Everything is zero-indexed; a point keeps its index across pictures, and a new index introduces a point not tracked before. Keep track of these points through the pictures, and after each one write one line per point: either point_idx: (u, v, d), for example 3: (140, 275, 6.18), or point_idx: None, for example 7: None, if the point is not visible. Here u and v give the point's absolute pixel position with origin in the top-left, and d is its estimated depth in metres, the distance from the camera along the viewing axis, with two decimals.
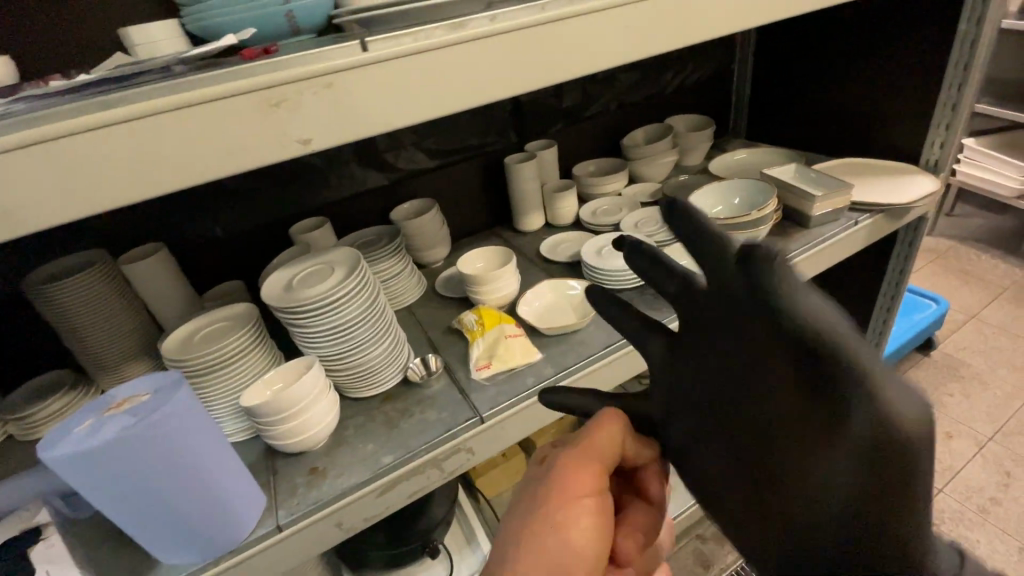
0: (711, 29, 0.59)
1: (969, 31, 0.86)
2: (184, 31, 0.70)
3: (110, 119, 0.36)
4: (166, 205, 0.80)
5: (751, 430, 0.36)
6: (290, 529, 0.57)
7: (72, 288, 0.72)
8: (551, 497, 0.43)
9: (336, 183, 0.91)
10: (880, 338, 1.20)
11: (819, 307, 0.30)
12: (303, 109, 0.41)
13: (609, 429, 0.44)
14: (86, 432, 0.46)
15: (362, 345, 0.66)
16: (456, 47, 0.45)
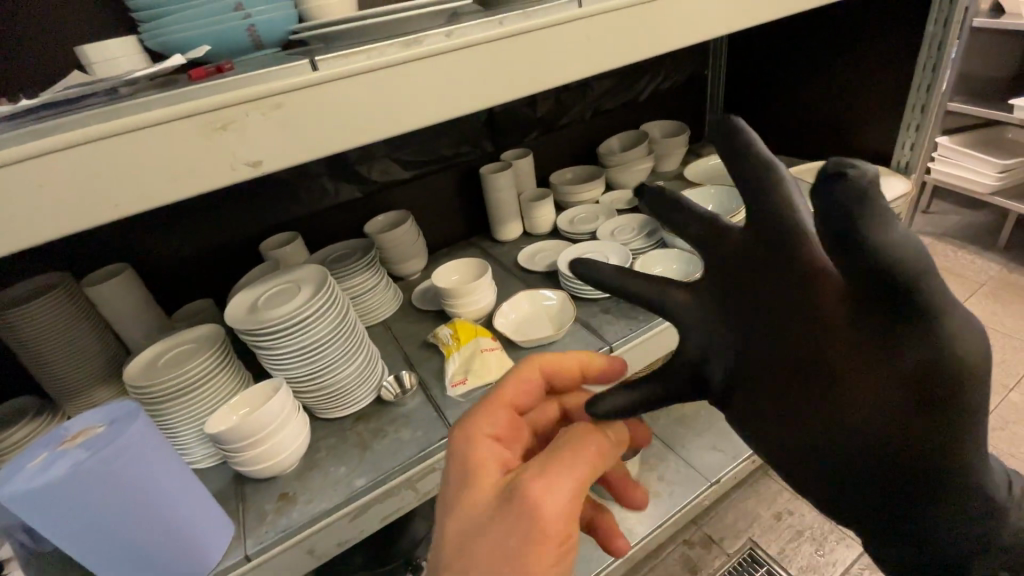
0: (679, 39, 0.59)
1: (937, 32, 0.88)
2: (145, 47, 0.68)
3: (54, 144, 0.35)
4: (131, 225, 0.78)
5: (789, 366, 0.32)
6: (259, 559, 0.56)
7: (34, 311, 0.68)
8: (524, 533, 0.34)
9: (308, 197, 0.90)
10: None
11: (904, 238, 0.25)
12: (250, 130, 0.41)
13: (594, 436, 0.38)
14: (40, 467, 0.44)
15: (332, 365, 0.64)
16: (411, 65, 0.45)
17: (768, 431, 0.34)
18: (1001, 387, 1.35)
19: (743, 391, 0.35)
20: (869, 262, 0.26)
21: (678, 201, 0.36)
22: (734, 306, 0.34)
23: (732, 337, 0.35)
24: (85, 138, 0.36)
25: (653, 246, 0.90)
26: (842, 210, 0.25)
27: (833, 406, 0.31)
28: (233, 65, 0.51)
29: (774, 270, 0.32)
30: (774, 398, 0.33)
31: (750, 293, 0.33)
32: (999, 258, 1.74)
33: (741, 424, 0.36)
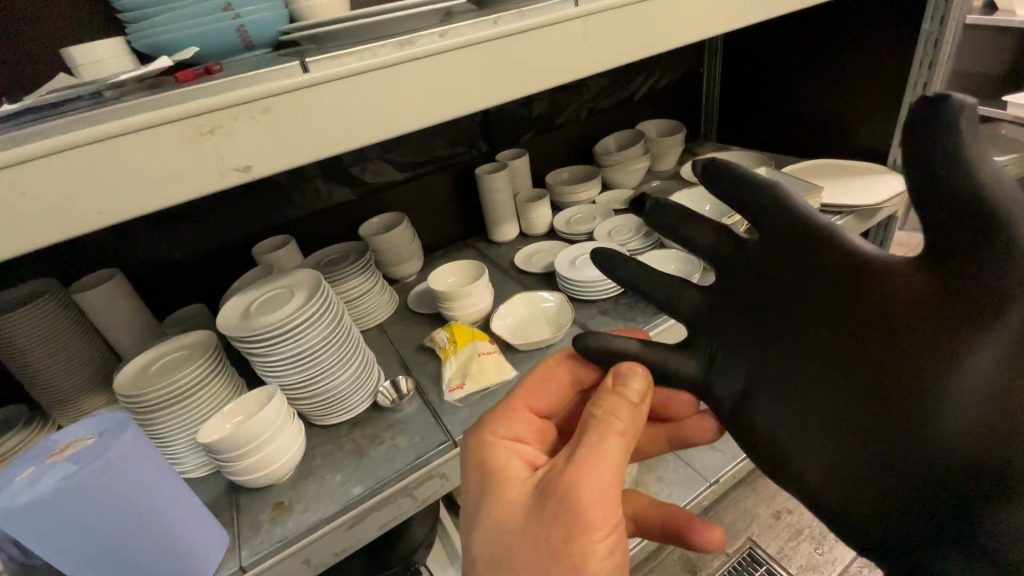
0: (671, 39, 0.59)
1: (933, 30, 0.87)
2: (131, 49, 0.67)
3: (33, 153, 0.34)
4: (120, 229, 0.77)
5: (869, 347, 0.37)
6: (254, 570, 0.55)
7: (21, 320, 0.66)
8: (574, 520, 0.36)
9: (301, 199, 0.88)
10: None
11: (996, 170, 0.30)
12: (238, 134, 0.40)
13: (621, 412, 0.41)
14: (26, 482, 0.43)
15: (327, 371, 0.63)
16: (404, 66, 0.44)
17: (830, 401, 0.39)
18: None
19: (806, 364, 0.40)
20: (961, 197, 0.30)
21: (736, 182, 0.41)
22: (781, 295, 0.41)
23: (785, 316, 0.41)
24: (65, 145, 0.35)
25: (650, 247, 0.89)
26: (938, 139, 0.30)
27: (899, 371, 0.36)
28: (222, 66, 0.50)
29: (816, 264, 0.39)
30: (841, 369, 0.38)
31: (806, 279, 0.40)
32: None
33: (802, 399, 0.40)
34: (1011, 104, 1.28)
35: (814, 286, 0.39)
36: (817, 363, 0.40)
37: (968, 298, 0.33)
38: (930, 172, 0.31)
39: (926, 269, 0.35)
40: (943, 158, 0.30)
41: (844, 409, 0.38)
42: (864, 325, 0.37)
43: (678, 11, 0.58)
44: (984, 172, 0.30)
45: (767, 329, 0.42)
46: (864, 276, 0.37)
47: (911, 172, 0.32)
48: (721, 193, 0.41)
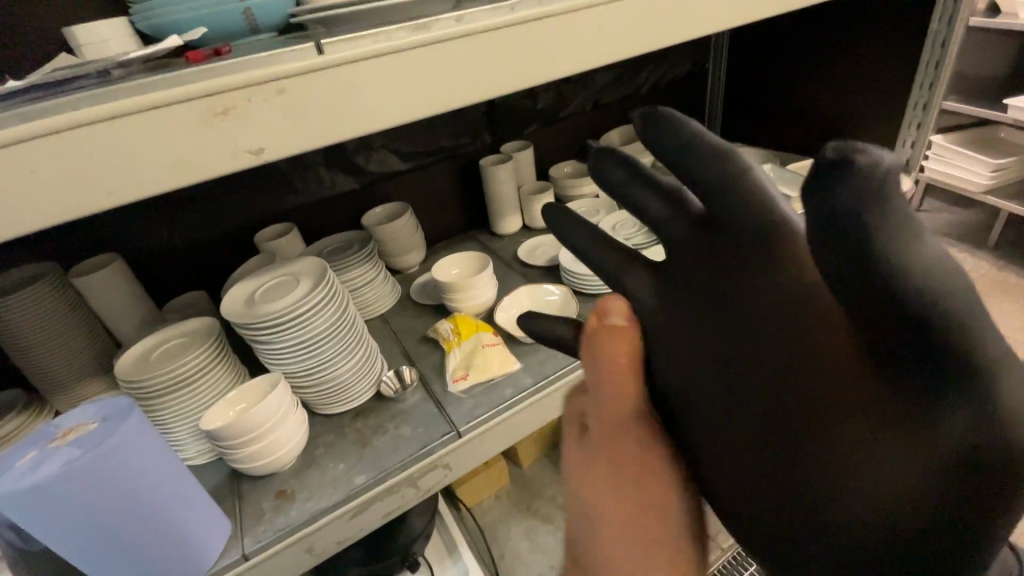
0: (686, 32, 0.58)
1: (941, 30, 0.87)
2: (135, 30, 0.65)
3: (36, 132, 0.33)
4: (120, 213, 0.75)
5: (794, 397, 0.31)
6: (257, 558, 0.54)
7: (18, 304, 0.65)
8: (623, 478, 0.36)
9: (304, 188, 0.87)
10: None
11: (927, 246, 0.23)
12: (250, 117, 0.39)
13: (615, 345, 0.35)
14: (28, 467, 0.42)
15: (331, 360, 0.63)
16: (426, 49, 0.44)
17: (756, 457, 0.33)
18: None
19: (735, 412, 0.33)
20: (896, 288, 0.23)
21: (686, 147, 0.29)
22: (713, 323, 0.33)
23: (707, 345, 0.34)
24: (71, 124, 0.34)
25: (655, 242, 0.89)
26: (848, 206, 0.23)
27: (830, 440, 0.30)
28: (231, 48, 0.49)
29: (737, 287, 0.31)
30: (769, 421, 0.32)
31: (733, 310, 0.32)
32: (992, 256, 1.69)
33: (719, 435, 0.35)
34: (1012, 107, 1.29)
35: (754, 321, 0.31)
36: (743, 411, 0.33)
37: (919, 377, 0.26)
38: (844, 243, 0.24)
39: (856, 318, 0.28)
40: (852, 226, 0.23)
41: (769, 463, 0.33)
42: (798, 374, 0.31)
43: (693, 5, 0.57)
44: (911, 248, 0.23)
45: (698, 356, 0.34)
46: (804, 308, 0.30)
47: (817, 235, 0.25)
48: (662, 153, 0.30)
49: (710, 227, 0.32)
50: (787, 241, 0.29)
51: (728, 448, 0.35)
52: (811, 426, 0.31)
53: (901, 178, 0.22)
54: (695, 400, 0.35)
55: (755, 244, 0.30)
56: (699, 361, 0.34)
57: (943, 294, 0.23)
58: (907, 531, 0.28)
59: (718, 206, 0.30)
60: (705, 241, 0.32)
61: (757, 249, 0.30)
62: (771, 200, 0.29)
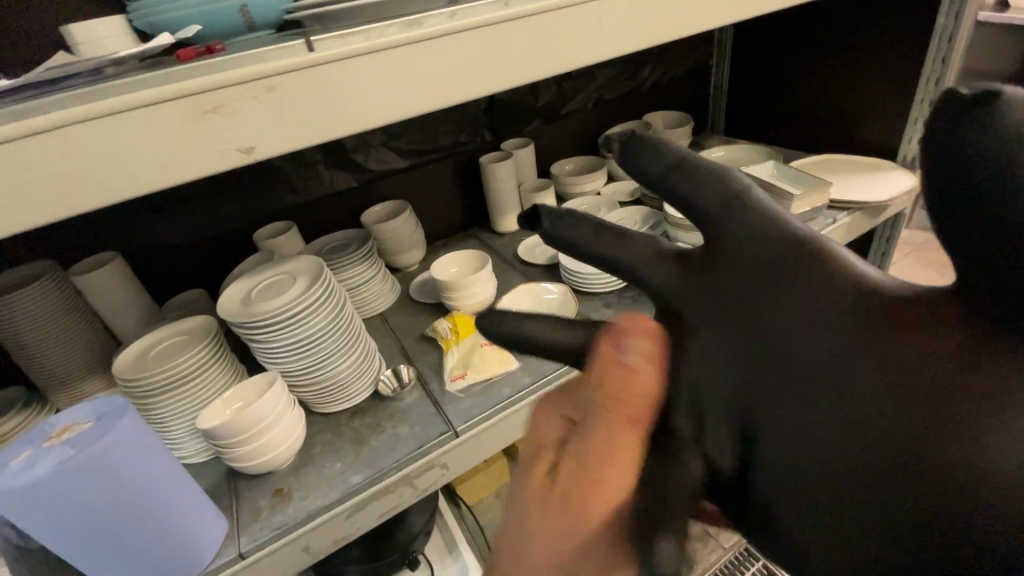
0: (683, 27, 0.57)
1: (947, 25, 0.86)
2: (133, 27, 0.65)
3: (25, 130, 0.33)
4: (119, 211, 0.76)
5: (888, 396, 0.26)
6: (253, 557, 0.54)
7: (19, 303, 0.66)
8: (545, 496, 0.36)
9: (302, 185, 0.87)
10: None
11: None
12: (241, 114, 0.39)
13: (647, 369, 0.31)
14: (22, 466, 0.42)
15: (327, 358, 0.63)
16: (418, 45, 0.43)
17: (863, 495, 0.26)
18: None
19: (823, 442, 0.27)
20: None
21: (677, 167, 0.30)
22: (763, 323, 0.28)
23: (761, 360, 0.29)
24: (59, 123, 0.34)
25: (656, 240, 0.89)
26: (982, 138, 0.23)
27: (951, 453, 0.24)
28: (226, 46, 0.49)
29: (793, 288, 0.28)
30: (851, 431, 0.26)
31: (810, 313, 0.27)
32: None
33: (804, 467, 0.28)
34: None
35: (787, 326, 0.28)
36: (819, 422, 0.27)
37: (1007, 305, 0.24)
38: (970, 158, 0.24)
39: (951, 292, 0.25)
40: (986, 164, 0.23)
41: (868, 497, 0.26)
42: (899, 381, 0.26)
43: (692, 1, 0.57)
44: None
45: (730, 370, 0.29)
46: (893, 307, 0.26)
47: (932, 175, 0.25)
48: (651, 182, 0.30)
49: (707, 256, 0.30)
50: (814, 252, 0.28)
51: (814, 487, 0.27)
52: (897, 420, 0.25)
53: None
54: (769, 427, 0.28)
55: (785, 252, 0.28)
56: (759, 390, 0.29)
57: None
58: None
59: (723, 225, 0.29)
60: (715, 263, 0.30)
61: (785, 260, 0.28)
62: (766, 212, 0.29)
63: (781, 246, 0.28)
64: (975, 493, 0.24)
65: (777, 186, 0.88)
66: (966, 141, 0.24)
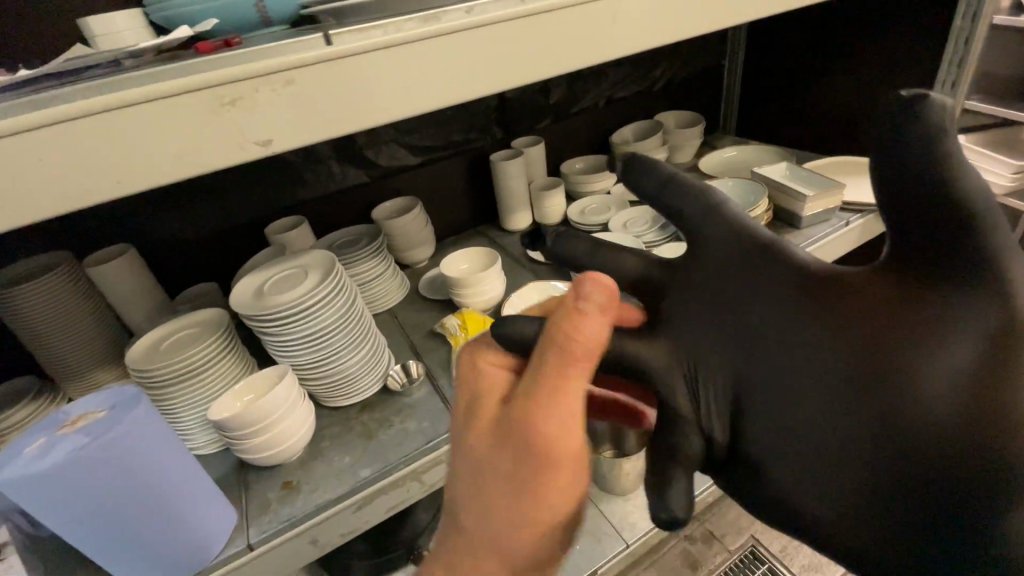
0: (698, 25, 0.57)
1: (965, 28, 0.85)
2: (148, 21, 0.66)
3: (45, 120, 0.33)
4: (132, 203, 0.76)
5: (843, 353, 0.33)
6: (261, 548, 0.55)
7: (33, 292, 0.66)
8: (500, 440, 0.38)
9: (314, 180, 0.88)
10: None
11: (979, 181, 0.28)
12: (257, 108, 0.39)
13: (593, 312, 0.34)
14: (36, 453, 0.43)
15: (337, 352, 0.63)
16: (432, 41, 0.43)
17: (842, 437, 0.33)
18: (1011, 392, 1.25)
19: (805, 390, 0.34)
20: (941, 183, 0.28)
21: (666, 181, 0.40)
22: (740, 301, 0.36)
23: (745, 332, 0.36)
24: (79, 113, 0.34)
25: (666, 240, 0.88)
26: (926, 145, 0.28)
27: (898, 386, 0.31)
28: (243, 40, 0.49)
29: (771, 271, 0.36)
30: (814, 381, 0.34)
31: (773, 291, 0.36)
32: None
33: (781, 415, 0.35)
34: None
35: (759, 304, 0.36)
36: (789, 376, 0.34)
37: (932, 273, 0.30)
38: (897, 153, 0.29)
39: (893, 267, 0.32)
40: (927, 174, 0.29)
41: (843, 433, 0.33)
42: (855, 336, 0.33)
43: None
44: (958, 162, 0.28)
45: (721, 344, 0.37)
46: (845, 282, 0.34)
47: (879, 169, 0.31)
48: (646, 190, 0.40)
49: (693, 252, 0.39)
50: (774, 247, 0.37)
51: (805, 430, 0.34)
52: (852, 369, 0.33)
53: (951, 120, 0.29)
54: (750, 385, 0.36)
55: (752, 249, 0.37)
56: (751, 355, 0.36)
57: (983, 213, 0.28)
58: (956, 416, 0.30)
59: (698, 227, 0.39)
60: (703, 255, 0.38)
61: (754, 252, 0.37)
62: (742, 219, 0.38)
63: (747, 243, 0.37)
64: (905, 419, 0.31)
65: (790, 187, 0.87)
66: (898, 135, 0.29)
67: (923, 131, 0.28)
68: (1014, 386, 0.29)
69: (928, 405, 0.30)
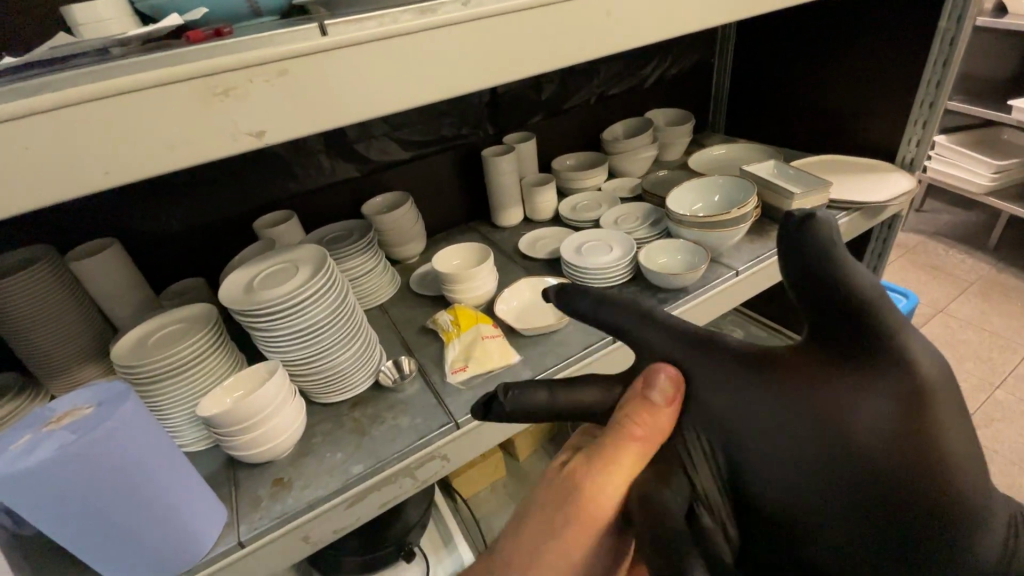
0: (691, 23, 0.57)
1: (950, 28, 0.85)
2: (133, 9, 0.64)
3: (33, 109, 0.33)
4: (118, 196, 0.75)
5: (791, 429, 0.34)
6: (252, 545, 0.54)
7: (17, 285, 0.65)
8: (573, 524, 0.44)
9: (303, 174, 0.87)
10: (879, 263, 1.10)
11: (862, 273, 0.32)
12: (250, 98, 0.39)
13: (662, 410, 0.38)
14: (21, 450, 0.42)
15: (328, 348, 0.62)
16: (423, 33, 0.43)
17: (810, 504, 0.34)
18: (986, 385, 1.29)
19: (772, 467, 0.35)
20: (834, 289, 0.32)
21: (602, 300, 0.43)
22: (694, 390, 0.38)
23: (710, 414, 0.38)
24: (72, 99, 0.33)
25: (657, 236, 0.88)
26: (815, 254, 0.33)
27: (845, 451, 0.32)
28: (234, 29, 0.48)
29: (717, 359, 0.38)
30: (789, 458, 0.34)
31: (720, 375, 0.37)
32: (988, 257, 1.69)
33: (775, 490, 0.35)
34: None
35: (708, 398, 0.38)
36: (764, 453, 0.35)
37: (847, 346, 0.33)
38: (805, 264, 0.33)
39: (818, 348, 0.34)
40: (823, 271, 0.32)
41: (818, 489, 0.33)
42: (808, 414, 0.33)
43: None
44: (845, 266, 0.32)
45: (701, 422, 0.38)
46: (776, 356, 0.36)
47: (785, 261, 0.35)
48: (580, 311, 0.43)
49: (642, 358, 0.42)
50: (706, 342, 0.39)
51: (785, 493, 0.34)
52: (820, 444, 0.33)
53: (835, 228, 0.34)
54: (751, 478, 0.35)
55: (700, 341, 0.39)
56: (720, 427, 0.37)
57: (866, 295, 0.32)
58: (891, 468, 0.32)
59: (642, 331, 0.41)
60: (676, 352, 0.40)
61: (696, 344, 0.39)
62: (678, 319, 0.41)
63: (688, 339, 0.40)
64: (866, 476, 0.32)
65: (778, 185, 0.88)
66: (793, 244, 0.34)
67: (799, 243, 0.33)
68: (928, 429, 0.32)
69: (871, 458, 0.32)
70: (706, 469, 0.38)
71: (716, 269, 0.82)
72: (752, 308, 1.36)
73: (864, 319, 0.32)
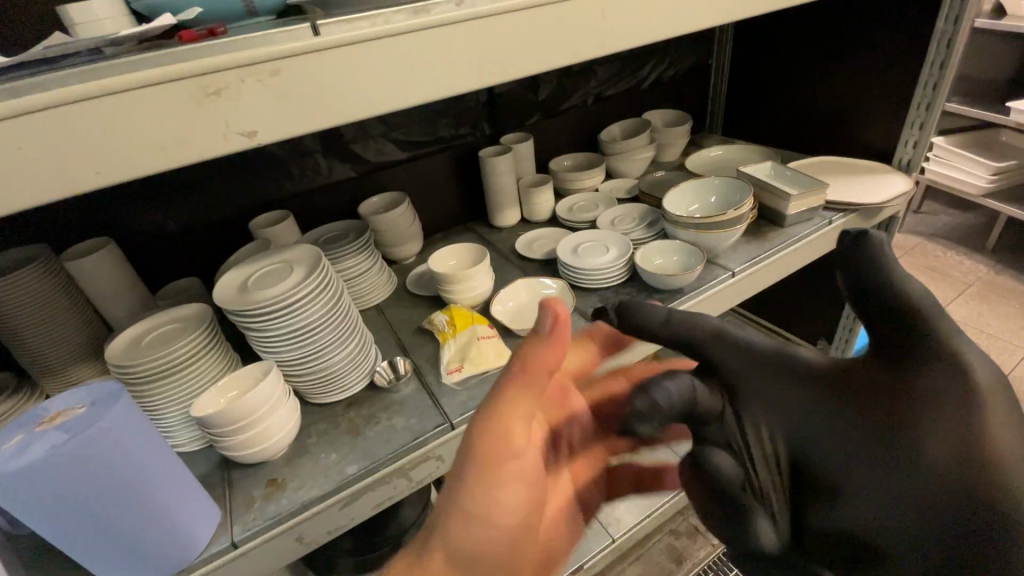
0: (688, 23, 0.57)
1: (947, 30, 0.85)
2: (130, 9, 0.64)
3: (25, 109, 0.32)
4: (113, 195, 0.75)
5: (860, 426, 0.37)
6: (245, 546, 0.54)
7: (13, 284, 0.65)
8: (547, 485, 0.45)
9: (299, 175, 0.87)
10: None
11: (920, 287, 0.38)
12: (243, 98, 0.39)
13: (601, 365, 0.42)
14: (14, 450, 0.41)
15: (324, 348, 0.62)
16: (416, 35, 0.43)
17: (881, 500, 0.36)
18: None
19: (842, 463, 0.37)
20: (887, 298, 0.38)
21: (665, 317, 0.48)
22: (761, 392, 0.42)
23: (782, 416, 0.41)
24: (64, 98, 0.33)
25: (653, 237, 0.89)
26: (866, 263, 0.41)
27: (910, 448, 0.35)
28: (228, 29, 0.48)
29: (784, 369, 0.42)
30: (855, 453, 0.37)
31: (787, 380, 0.42)
32: (987, 259, 1.69)
33: (850, 484, 0.37)
34: None
35: (778, 401, 0.41)
36: (833, 449, 0.38)
37: (905, 354, 0.37)
38: (861, 280, 0.41)
39: (881, 355, 0.38)
40: (875, 286, 0.39)
41: (897, 491, 0.35)
42: (874, 415, 0.37)
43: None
44: (899, 277, 0.39)
45: (776, 419, 0.41)
46: (846, 370, 0.39)
47: (858, 275, 0.41)
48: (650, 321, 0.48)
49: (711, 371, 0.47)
50: (769, 356, 0.43)
51: (858, 492, 0.36)
52: (889, 438, 0.36)
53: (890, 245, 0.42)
54: (818, 472, 0.38)
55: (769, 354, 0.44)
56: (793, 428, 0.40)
57: (912, 300, 0.37)
58: (955, 466, 0.34)
59: (713, 348, 0.46)
60: (750, 364, 0.44)
61: (768, 358, 0.43)
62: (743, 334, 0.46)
63: (760, 352, 0.44)
64: (929, 473, 0.34)
65: (774, 187, 0.88)
66: (853, 268, 0.42)
67: (854, 264, 0.42)
68: (988, 428, 0.34)
69: (931, 456, 0.34)
70: (764, 467, 0.42)
71: (711, 271, 0.82)
72: (748, 309, 1.35)
73: (918, 320, 0.37)
